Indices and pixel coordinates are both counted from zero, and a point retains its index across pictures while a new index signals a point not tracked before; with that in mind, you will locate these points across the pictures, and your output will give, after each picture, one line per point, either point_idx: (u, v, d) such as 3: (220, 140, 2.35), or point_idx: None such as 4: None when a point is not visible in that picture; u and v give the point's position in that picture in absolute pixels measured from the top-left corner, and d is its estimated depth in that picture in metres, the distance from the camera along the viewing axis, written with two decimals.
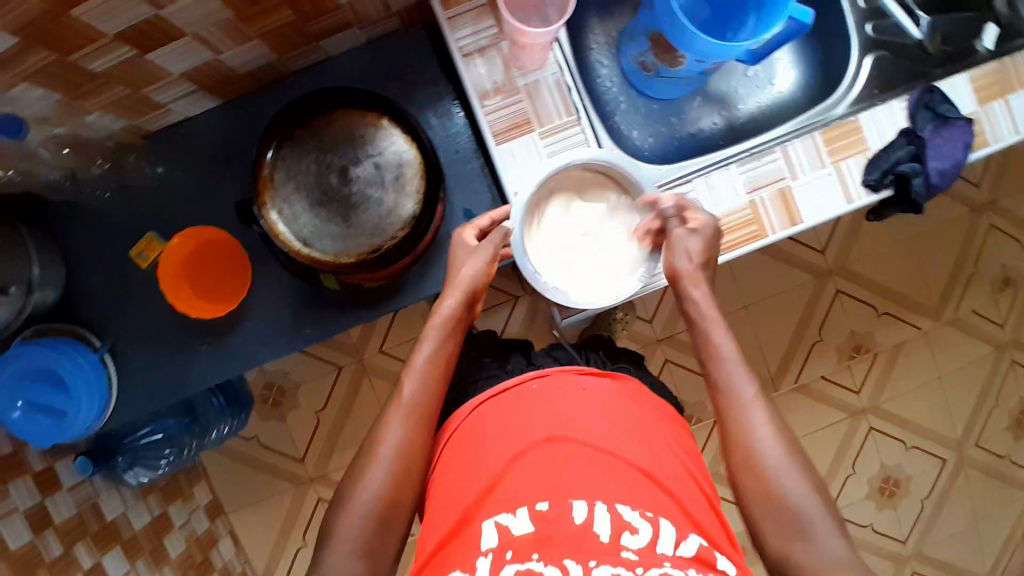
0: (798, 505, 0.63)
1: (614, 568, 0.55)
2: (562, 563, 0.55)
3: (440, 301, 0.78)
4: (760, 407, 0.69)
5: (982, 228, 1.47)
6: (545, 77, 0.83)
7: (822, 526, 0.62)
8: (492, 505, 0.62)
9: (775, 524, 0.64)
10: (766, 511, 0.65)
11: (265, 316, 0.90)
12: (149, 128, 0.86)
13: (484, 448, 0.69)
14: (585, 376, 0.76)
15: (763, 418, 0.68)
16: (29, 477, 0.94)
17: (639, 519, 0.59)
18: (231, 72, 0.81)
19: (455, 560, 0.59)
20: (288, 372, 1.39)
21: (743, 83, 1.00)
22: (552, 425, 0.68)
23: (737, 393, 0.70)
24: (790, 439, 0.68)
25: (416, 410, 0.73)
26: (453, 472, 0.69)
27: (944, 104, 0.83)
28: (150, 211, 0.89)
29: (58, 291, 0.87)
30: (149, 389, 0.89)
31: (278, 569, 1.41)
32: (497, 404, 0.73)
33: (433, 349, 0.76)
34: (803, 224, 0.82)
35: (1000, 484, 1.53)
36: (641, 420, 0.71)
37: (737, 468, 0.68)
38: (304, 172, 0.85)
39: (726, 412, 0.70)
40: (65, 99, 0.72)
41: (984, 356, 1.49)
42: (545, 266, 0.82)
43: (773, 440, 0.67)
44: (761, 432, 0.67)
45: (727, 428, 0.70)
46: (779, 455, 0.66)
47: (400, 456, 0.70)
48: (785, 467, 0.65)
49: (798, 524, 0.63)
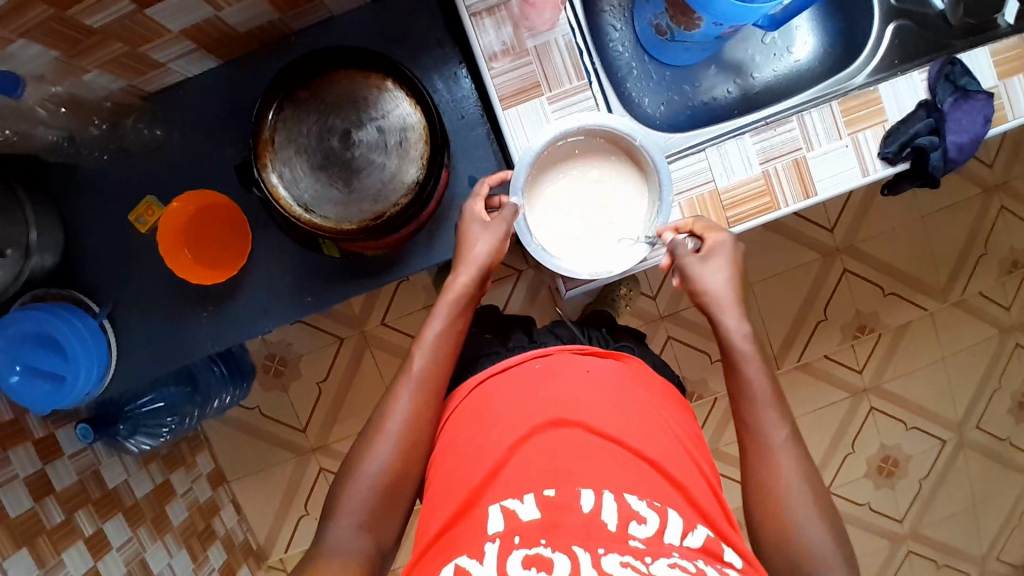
0: (814, 552, 0.62)
1: (622, 556, 0.54)
2: (571, 551, 0.54)
3: (453, 276, 0.77)
4: (788, 449, 0.67)
5: (993, 210, 1.45)
6: (555, 38, 0.80)
7: (834, 574, 0.61)
8: (498, 489, 0.62)
9: (784, 562, 0.63)
10: (780, 554, 0.63)
11: (265, 283, 0.88)
12: (148, 88, 0.84)
13: (489, 429, 0.68)
14: (590, 356, 0.76)
15: (791, 461, 0.66)
16: (30, 444, 0.94)
17: (647, 508, 0.59)
18: (231, 30, 0.79)
19: (462, 543, 0.58)
20: (290, 343, 1.38)
21: (760, 50, 0.97)
22: (560, 407, 0.68)
23: (765, 432, 0.68)
24: (817, 483, 0.65)
25: (424, 379, 0.73)
26: (456, 450, 0.69)
27: (965, 77, 0.80)
28: (149, 174, 0.87)
29: (56, 256, 0.85)
30: (149, 356, 0.88)
31: (279, 538, 1.41)
32: (499, 385, 0.72)
33: (443, 325, 0.76)
34: (817, 196, 0.80)
35: (1000, 466, 1.53)
36: (645, 403, 0.71)
37: (755, 501, 0.66)
38: (304, 135, 0.83)
39: (751, 446, 0.68)
40: (62, 56, 0.69)
41: (990, 338, 1.48)
42: (544, 224, 0.81)
43: (798, 480, 0.65)
44: (788, 474, 0.65)
45: (749, 462, 0.68)
46: (803, 499, 0.64)
47: (410, 423, 0.71)
48: (804, 505, 0.64)
49: (807, 568, 0.61)
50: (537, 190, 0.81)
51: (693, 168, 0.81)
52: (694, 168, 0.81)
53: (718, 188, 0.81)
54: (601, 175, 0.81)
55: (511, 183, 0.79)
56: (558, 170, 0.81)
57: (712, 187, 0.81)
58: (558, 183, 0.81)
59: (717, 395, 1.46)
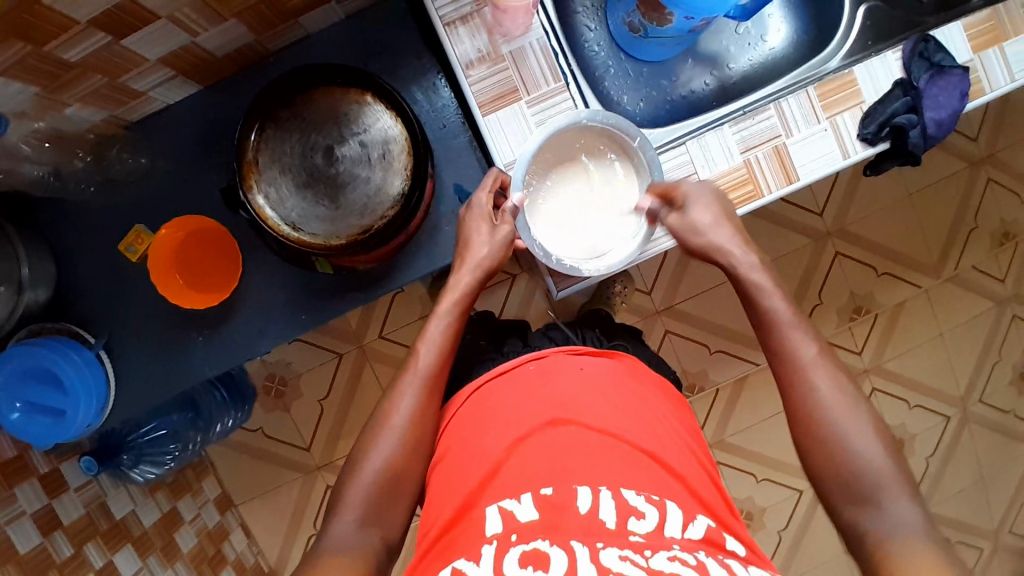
0: (865, 466, 0.63)
1: (621, 550, 0.54)
2: (568, 546, 0.54)
3: (456, 277, 0.77)
4: (820, 366, 0.68)
5: (981, 183, 1.45)
6: (530, 43, 0.81)
7: (893, 490, 0.61)
8: (495, 491, 0.62)
9: (841, 488, 0.64)
10: (836, 476, 0.64)
11: (259, 304, 0.89)
12: (130, 118, 0.84)
13: (485, 433, 0.68)
14: (584, 355, 0.76)
15: (826, 378, 0.67)
16: (34, 479, 0.94)
17: (645, 504, 0.59)
18: (209, 55, 0.79)
19: (460, 546, 0.58)
20: (290, 362, 1.38)
21: (734, 40, 0.98)
22: (556, 407, 0.68)
23: (794, 356, 0.69)
24: (853, 393, 0.67)
25: (427, 380, 0.73)
26: (455, 454, 0.69)
27: (939, 53, 0.81)
28: (137, 203, 0.88)
29: (48, 290, 0.85)
30: (148, 383, 0.88)
31: (290, 558, 1.41)
32: (496, 388, 0.73)
33: (448, 324, 0.76)
34: (800, 181, 0.81)
35: (1005, 438, 1.53)
36: (641, 399, 0.71)
37: (803, 427, 0.67)
38: (288, 154, 0.83)
39: (787, 371, 0.69)
40: (42, 91, 0.70)
41: (986, 311, 1.49)
42: (543, 225, 0.81)
43: (837, 398, 0.66)
44: (826, 393, 0.66)
45: (786, 387, 0.69)
46: (848, 417, 0.65)
47: (413, 432, 0.71)
48: (851, 421, 0.65)
49: (867, 490, 0.62)
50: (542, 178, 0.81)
51: (676, 161, 0.81)
52: (676, 161, 0.81)
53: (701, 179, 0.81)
54: (605, 175, 0.81)
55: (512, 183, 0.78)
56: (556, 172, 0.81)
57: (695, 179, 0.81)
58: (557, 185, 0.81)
59: (719, 386, 1.47)
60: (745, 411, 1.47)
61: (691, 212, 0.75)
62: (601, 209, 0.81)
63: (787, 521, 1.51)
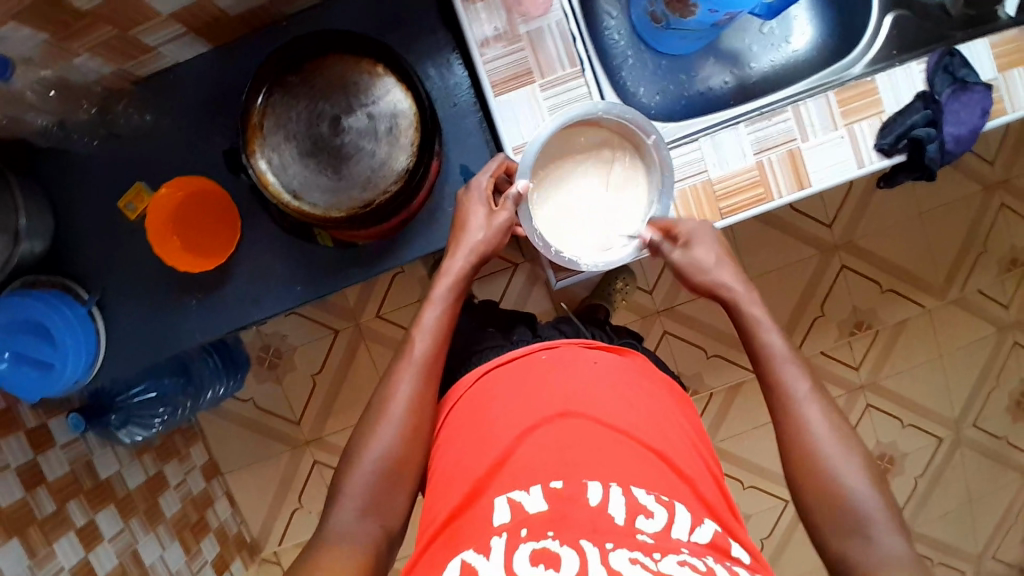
0: (858, 503, 0.62)
1: (631, 552, 0.53)
2: (579, 545, 0.53)
3: (448, 261, 0.76)
4: (814, 402, 0.67)
5: (993, 207, 1.44)
6: (549, 24, 0.79)
7: (881, 523, 0.60)
8: (504, 480, 0.61)
9: (831, 523, 0.62)
10: (826, 511, 0.63)
11: (255, 273, 0.87)
12: (139, 73, 0.83)
13: (493, 421, 0.67)
14: (595, 350, 0.75)
15: (818, 414, 0.66)
16: (22, 434, 0.93)
17: (654, 503, 0.58)
18: (222, 13, 0.78)
19: (467, 535, 0.58)
20: (285, 335, 1.37)
21: (757, 40, 0.96)
22: (567, 399, 0.67)
23: (789, 393, 0.68)
24: (847, 430, 0.66)
25: (425, 367, 0.72)
26: (460, 441, 0.68)
27: (964, 68, 0.79)
28: (138, 161, 0.86)
29: (46, 241, 0.84)
30: (138, 345, 0.87)
31: (272, 529, 1.41)
32: (501, 377, 0.72)
33: (443, 311, 0.75)
34: (811, 188, 0.79)
35: (996, 466, 1.52)
36: (652, 397, 0.71)
37: (792, 461, 0.66)
38: (294, 121, 0.82)
39: (779, 407, 0.68)
40: (50, 38, 0.68)
41: (988, 337, 1.48)
42: (546, 212, 0.78)
43: (830, 435, 0.65)
44: (819, 429, 0.66)
45: (778, 421, 0.68)
46: (838, 453, 0.64)
47: (409, 416, 0.70)
48: (843, 459, 0.64)
49: (856, 523, 0.61)
50: (573, 156, 0.79)
51: (689, 157, 0.80)
52: (688, 157, 0.80)
53: (712, 178, 0.80)
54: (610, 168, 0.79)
55: (523, 166, 0.76)
56: (564, 159, 0.79)
57: (705, 177, 0.80)
58: (563, 172, 0.79)
59: (714, 391, 1.46)
60: (738, 418, 1.47)
61: (694, 251, 0.74)
62: (606, 202, 0.79)
63: (772, 531, 1.50)
